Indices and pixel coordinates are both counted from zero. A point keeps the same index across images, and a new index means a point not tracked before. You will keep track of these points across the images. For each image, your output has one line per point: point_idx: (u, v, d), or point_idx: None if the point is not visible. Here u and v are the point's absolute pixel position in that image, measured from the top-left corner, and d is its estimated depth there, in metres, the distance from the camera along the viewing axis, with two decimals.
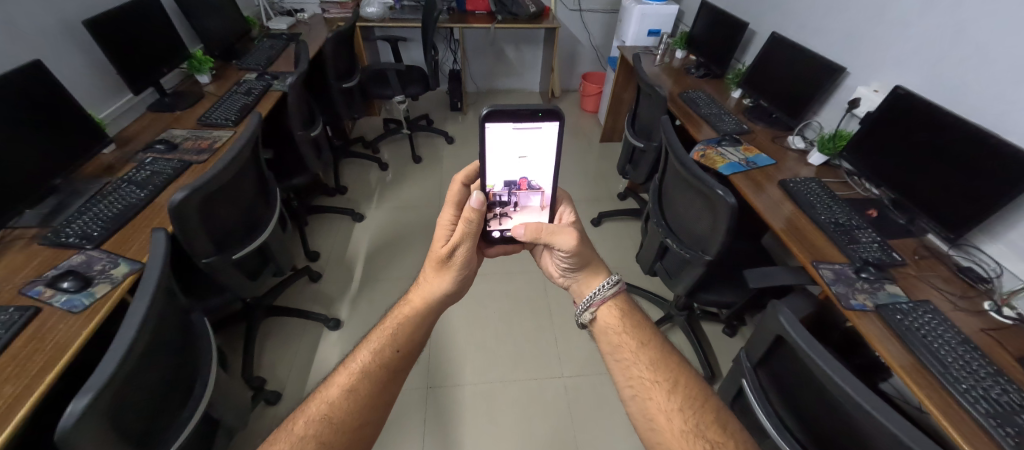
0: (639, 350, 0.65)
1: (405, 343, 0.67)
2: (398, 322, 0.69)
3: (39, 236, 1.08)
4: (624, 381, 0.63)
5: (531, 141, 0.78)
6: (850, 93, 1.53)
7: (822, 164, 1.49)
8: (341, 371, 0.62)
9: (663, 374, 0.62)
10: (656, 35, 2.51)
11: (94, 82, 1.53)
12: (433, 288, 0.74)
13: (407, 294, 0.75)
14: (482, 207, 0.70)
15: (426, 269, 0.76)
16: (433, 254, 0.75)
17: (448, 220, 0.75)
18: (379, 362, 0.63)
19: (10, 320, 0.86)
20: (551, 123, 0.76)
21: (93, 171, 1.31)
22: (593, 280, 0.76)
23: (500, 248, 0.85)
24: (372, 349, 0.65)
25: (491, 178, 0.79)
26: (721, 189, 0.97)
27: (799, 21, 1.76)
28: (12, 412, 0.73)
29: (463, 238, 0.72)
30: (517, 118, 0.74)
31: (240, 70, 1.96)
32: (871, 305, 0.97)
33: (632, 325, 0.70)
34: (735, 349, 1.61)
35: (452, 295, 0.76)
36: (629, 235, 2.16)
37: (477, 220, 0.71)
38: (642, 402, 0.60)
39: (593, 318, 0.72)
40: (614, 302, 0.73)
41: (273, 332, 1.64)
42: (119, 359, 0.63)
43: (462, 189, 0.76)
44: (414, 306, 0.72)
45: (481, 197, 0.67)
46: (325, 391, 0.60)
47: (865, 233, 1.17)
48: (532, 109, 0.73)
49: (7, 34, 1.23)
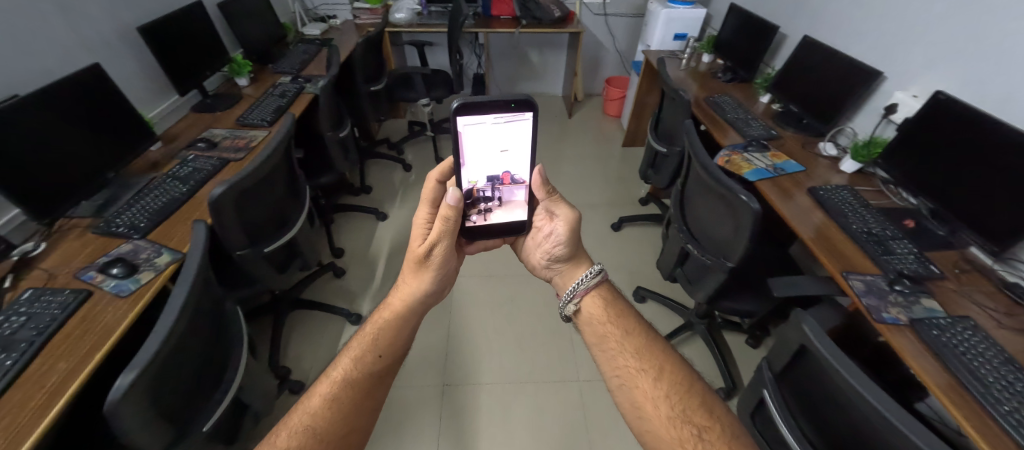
0: (624, 339, 0.66)
1: (387, 348, 0.68)
2: (378, 327, 0.71)
3: (92, 226, 1.17)
4: (611, 371, 0.64)
5: (511, 135, 0.77)
6: (887, 98, 1.47)
7: (855, 171, 1.43)
8: (323, 379, 0.64)
9: (649, 362, 0.62)
10: (683, 39, 2.48)
11: (145, 84, 1.64)
12: (412, 288, 0.75)
13: (387, 297, 0.76)
14: (459, 205, 0.71)
15: (404, 270, 0.77)
16: (411, 253, 0.76)
17: (423, 218, 0.77)
18: (362, 368, 0.65)
19: (66, 301, 0.94)
20: (526, 114, 0.75)
21: (141, 167, 1.40)
22: (576, 271, 0.81)
23: (480, 244, 0.88)
24: (354, 355, 0.66)
25: (473, 174, 0.78)
26: (745, 194, 0.95)
27: (834, 24, 1.70)
28: (66, 385, 0.80)
29: (440, 237, 0.74)
30: (491, 110, 0.73)
31: (274, 74, 2.06)
32: (905, 320, 0.92)
33: (616, 314, 0.71)
34: (758, 361, 1.56)
35: (433, 295, 0.78)
36: (650, 241, 2.13)
37: (455, 218, 0.73)
38: (629, 391, 0.60)
39: (577, 309, 0.72)
40: (597, 292, 0.74)
41: (298, 325, 1.71)
42: (160, 341, 0.68)
43: (436, 186, 0.76)
44: (393, 309, 0.73)
45: (457, 193, 0.69)
46: (307, 401, 0.61)
47: (900, 244, 1.12)
48: (505, 99, 0.72)
49: (70, 39, 1.35)
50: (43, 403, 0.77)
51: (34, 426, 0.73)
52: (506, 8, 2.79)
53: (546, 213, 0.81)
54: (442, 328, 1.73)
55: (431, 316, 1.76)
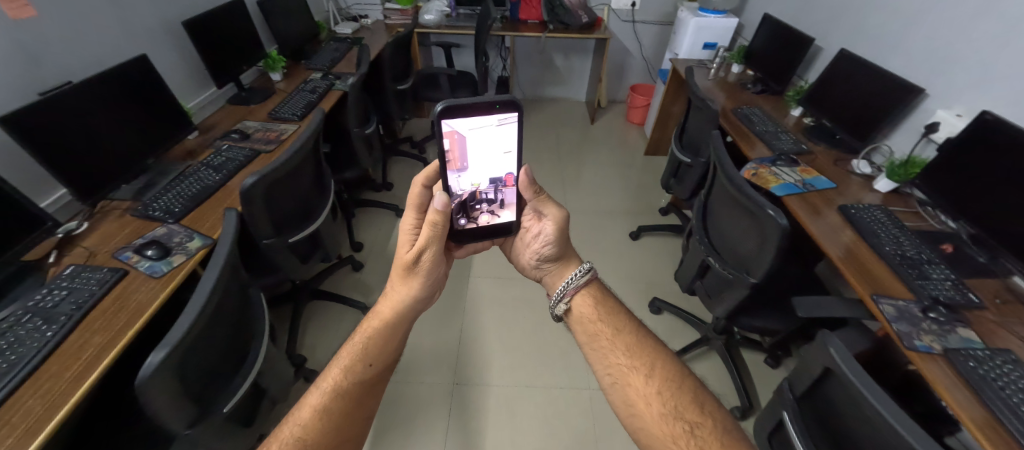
0: (615, 337, 0.66)
1: (378, 357, 0.67)
2: (368, 336, 0.69)
3: (131, 209, 1.23)
4: (603, 369, 0.64)
5: (503, 137, 0.77)
6: (929, 116, 1.41)
7: (890, 191, 1.38)
8: (312, 390, 0.63)
9: (640, 359, 0.63)
10: (712, 48, 2.45)
11: (186, 76, 1.72)
12: (401, 294, 0.73)
13: (376, 305, 0.74)
14: (447, 209, 0.72)
15: (392, 276, 0.75)
16: (399, 259, 0.74)
17: (410, 224, 0.76)
18: (352, 378, 0.64)
19: (105, 278, 0.99)
20: (510, 114, 0.75)
21: (178, 155, 1.47)
22: (566, 270, 0.80)
23: (469, 247, 0.88)
24: (343, 365, 0.65)
25: (475, 176, 0.79)
26: (772, 209, 0.93)
27: (874, 38, 1.65)
28: (100, 358, 0.84)
29: (430, 242, 0.73)
30: (476, 113, 0.73)
31: (307, 70, 2.12)
32: (939, 348, 0.88)
33: (607, 313, 0.70)
34: (777, 381, 1.51)
35: (423, 300, 0.76)
36: (669, 252, 2.10)
37: (442, 222, 0.73)
38: (622, 389, 0.61)
39: (568, 309, 0.73)
40: (588, 290, 0.74)
41: (315, 315, 1.75)
42: (190, 322, 0.71)
43: (422, 191, 0.75)
44: (383, 317, 0.72)
45: (445, 198, 0.70)
46: (297, 413, 0.60)
47: (937, 269, 1.07)
48: (488, 101, 0.72)
49: (121, 32, 1.43)
50: (79, 374, 0.81)
51: (68, 396, 0.77)
52: (534, 12, 2.80)
53: (535, 213, 0.81)
54: (455, 327, 1.74)
55: (445, 315, 1.78)
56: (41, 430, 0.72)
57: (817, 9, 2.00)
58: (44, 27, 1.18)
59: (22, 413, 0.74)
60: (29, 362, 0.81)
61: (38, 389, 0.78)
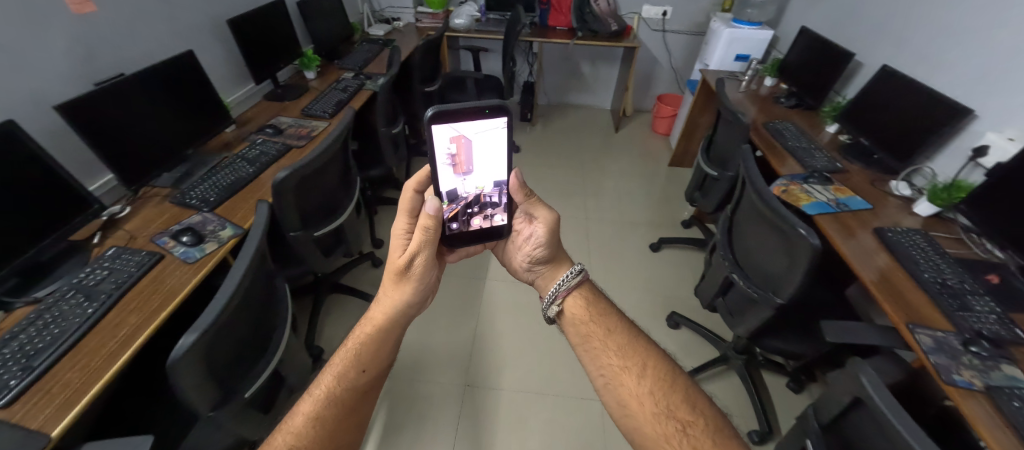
0: (607, 338, 0.66)
1: (371, 363, 0.67)
2: (359, 342, 0.69)
3: (170, 196, 1.29)
4: (595, 369, 0.64)
5: (495, 141, 0.78)
6: (977, 139, 1.34)
7: (931, 215, 1.31)
8: (305, 398, 0.64)
9: (632, 359, 0.63)
10: (745, 60, 2.40)
11: (228, 71, 1.80)
12: (393, 300, 0.72)
13: (369, 311, 0.74)
14: (439, 214, 0.71)
15: (385, 282, 0.74)
16: (393, 264, 0.73)
17: (402, 229, 0.75)
18: (345, 384, 0.65)
19: (143, 261, 1.04)
20: (499, 118, 0.76)
21: (216, 146, 1.54)
22: (557, 272, 0.81)
23: (461, 251, 0.88)
24: (337, 372, 0.66)
25: (479, 179, 0.80)
26: (803, 228, 0.90)
27: (919, 55, 1.58)
28: (135, 337, 0.89)
29: (422, 247, 0.72)
30: (465, 118, 0.74)
31: (339, 69, 2.19)
32: (981, 385, 0.83)
33: (598, 312, 0.71)
34: (800, 407, 1.45)
35: (416, 305, 0.75)
36: (690, 266, 2.05)
37: (435, 227, 0.72)
38: (615, 389, 0.61)
39: (560, 311, 0.72)
40: (579, 292, 0.74)
41: (335, 308, 1.79)
42: (220, 308, 0.74)
43: (414, 196, 0.74)
44: (376, 323, 0.71)
45: (436, 204, 0.69)
46: (290, 421, 0.62)
47: (980, 301, 1.01)
48: (477, 106, 0.73)
49: (171, 28, 1.51)
50: (116, 350, 0.86)
51: (104, 371, 0.82)
52: (563, 19, 2.81)
53: (526, 217, 0.83)
54: (469, 328, 1.75)
55: (460, 316, 1.80)
56: (78, 401, 0.76)
57: (858, 23, 1.93)
58: (103, 22, 1.26)
59: (61, 385, 0.79)
60: (71, 336, 0.86)
61: (76, 362, 0.83)
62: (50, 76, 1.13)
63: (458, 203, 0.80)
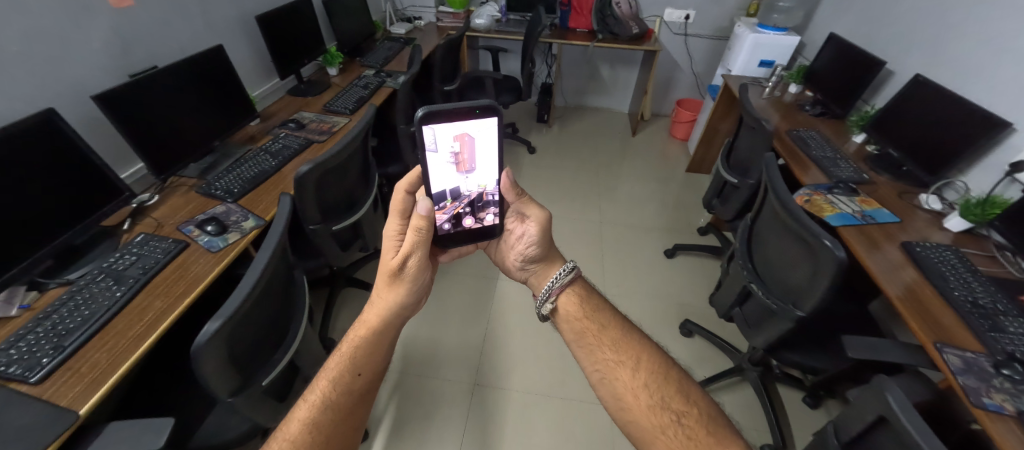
0: (601, 333, 0.65)
1: (366, 366, 0.67)
2: (354, 345, 0.69)
3: (196, 186, 1.32)
4: (591, 365, 0.63)
5: (486, 140, 0.78)
6: (1014, 154, 1.29)
7: (963, 231, 1.27)
8: (300, 404, 0.64)
9: (626, 353, 0.62)
10: (769, 66, 2.36)
11: (254, 66, 1.84)
12: (385, 303, 0.73)
13: (362, 313, 0.73)
14: (432, 215, 0.72)
15: (378, 284, 0.75)
16: (384, 266, 0.74)
17: (394, 230, 0.76)
18: (340, 389, 0.65)
19: (169, 248, 1.07)
20: (489, 119, 0.77)
21: (241, 139, 1.58)
22: (550, 271, 0.80)
23: (453, 252, 0.88)
24: (331, 377, 0.66)
25: (481, 178, 0.81)
26: (829, 239, 0.88)
27: (955, 65, 1.53)
28: (160, 321, 0.91)
29: (414, 248, 0.73)
30: (456, 119, 0.75)
31: (361, 67, 2.22)
32: (1011, 409, 0.80)
33: (591, 309, 0.70)
34: (816, 423, 1.42)
35: (409, 308, 0.76)
36: (705, 274, 2.02)
37: (427, 228, 0.73)
38: (610, 384, 0.60)
39: (554, 308, 0.71)
40: (573, 289, 0.73)
41: (349, 301, 1.82)
42: (243, 297, 0.76)
43: (405, 196, 0.75)
44: (369, 326, 0.71)
45: (429, 204, 0.70)
46: (285, 428, 0.61)
47: (1013, 322, 0.97)
48: (468, 106, 0.74)
49: (204, 24, 1.56)
50: (141, 334, 0.88)
51: (129, 354, 0.84)
52: (584, 21, 2.81)
53: (517, 215, 0.82)
54: (479, 327, 1.76)
55: (471, 315, 1.81)
56: (105, 382, 0.79)
57: (890, 31, 1.88)
58: (140, 16, 1.31)
59: (89, 365, 0.82)
60: (100, 317, 0.89)
61: (104, 344, 0.86)
62: (89, 67, 1.17)
63: (460, 202, 0.82)
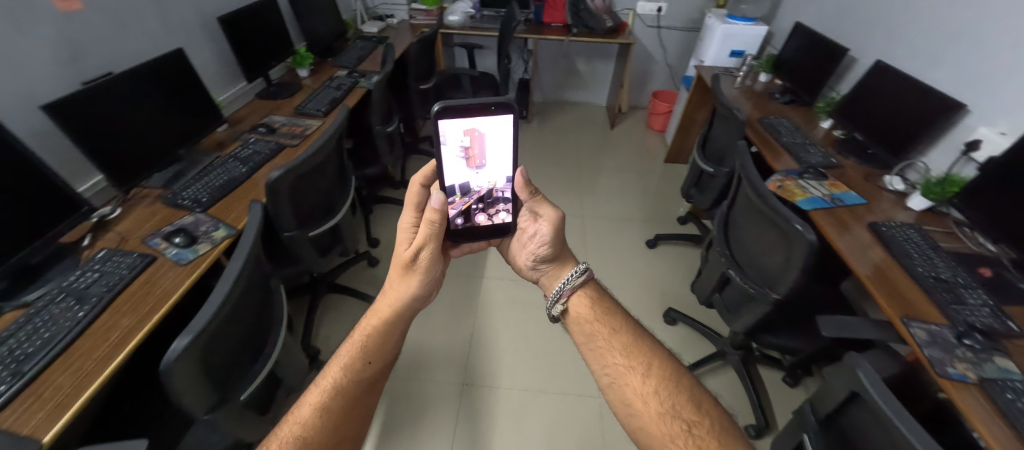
0: (611, 337, 0.65)
1: (376, 355, 0.66)
2: (365, 334, 0.68)
3: (161, 197, 1.27)
4: (600, 369, 0.63)
5: (499, 136, 0.78)
6: (969, 134, 1.35)
7: (924, 210, 1.32)
8: (311, 388, 0.62)
9: (637, 358, 0.62)
10: (739, 56, 2.41)
11: (219, 70, 1.77)
12: (398, 294, 0.72)
13: (374, 302, 0.73)
14: (445, 208, 0.71)
15: (391, 275, 0.74)
16: (398, 258, 0.73)
17: (408, 223, 0.75)
18: (351, 376, 0.63)
19: (134, 263, 1.03)
20: (504, 116, 0.77)
21: (208, 146, 1.52)
22: (562, 271, 0.78)
23: (465, 247, 0.87)
24: (343, 364, 0.64)
25: (492, 174, 0.81)
26: (800, 223, 0.90)
27: (913, 51, 1.59)
28: (127, 341, 0.87)
29: (427, 240, 0.72)
30: (471, 114, 0.75)
31: (333, 67, 2.17)
32: (974, 377, 0.84)
33: (603, 312, 0.70)
34: (796, 401, 1.47)
35: (421, 299, 0.75)
36: (686, 262, 2.06)
37: (440, 221, 0.72)
38: (620, 388, 0.60)
39: (564, 309, 0.72)
40: (584, 291, 0.73)
41: (331, 308, 1.78)
42: (215, 309, 0.73)
43: (421, 190, 0.74)
44: (381, 315, 0.70)
45: (442, 197, 0.69)
46: (296, 412, 0.59)
47: (973, 294, 1.02)
48: (484, 102, 0.74)
49: (162, 27, 1.49)
50: (106, 355, 0.84)
51: (94, 377, 0.80)
52: (558, 15, 2.81)
53: (530, 214, 0.81)
54: (466, 327, 1.74)
55: (455, 315, 1.79)
56: (71, 407, 0.75)
57: (853, 19, 1.94)
58: (90, 19, 1.24)
59: (52, 390, 0.77)
60: (62, 339, 0.84)
61: (69, 366, 0.82)
62: (37, 75, 1.11)
63: (470, 197, 0.81)
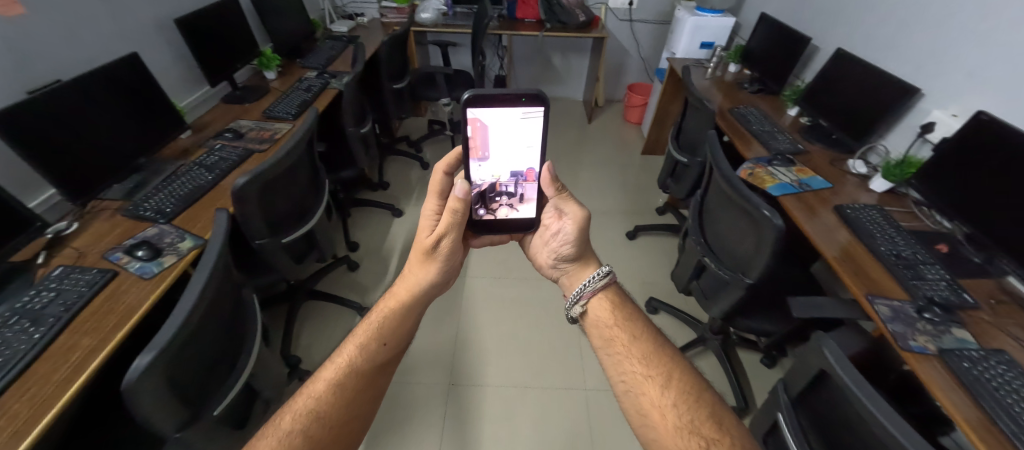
0: (631, 344, 0.63)
1: (391, 337, 0.65)
2: (382, 316, 0.68)
3: (122, 209, 1.21)
4: (617, 376, 0.61)
5: (524, 129, 0.76)
6: (924, 117, 1.42)
7: (885, 191, 1.38)
8: (328, 365, 0.61)
9: (657, 368, 0.60)
10: (709, 47, 2.45)
11: (179, 75, 1.71)
12: (418, 279, 0.72)
13: (393, 286, 0.73)
14: (467, 197, 0.70)
15: (411, 260, 0.74)
16: (418, 245, 0.73)
17: (431, 210, 0.74)
18: (365, 357, 0.62)
19: (94, 280, 0.98)
20: (535, 109, 0.75)
21: (172, 154, 1.46)
22: (583, 272, 0.77)
23: (485, 239, 0.86)
24: (358, 343, 0.63)
25: (495, 168, 0.79)
26: (767, 209, 0.93)
27: (871, 38, 1.65)
28: (88, 361, 0.83)
29: (449, 229, 0.71)
30: (503, 103, 0.74)
31: (302, 68, 2.11)
32: (934, 349, 0.88)
33: (624, 318, 0.68)
34: (773, 381, 1.52)
35: (439, 286, 0.74)
36: (664, 252, 2.10)
37: (463, 210, 0.72)
38: (636, 397, 0.58)
39: (583, 311, 0.70)
40: (605, 295, 0.72)
41: (311, 315, 1.74)
42: (180, 323, 0.70)
43: (444, 178, 0.72)
44: (398, 297, 0.70)
45: (465, 186, 0.68)
46: (312, 385, 0.59)
47: (932, 270, 1.07)
48: (515, 93, 0.73)
49: (114, 31, 1.42)
50: (67, 378, 0.80)
51: (54, 401, 0.76)
52: (531, 11, 2.80)
53: (554, 211, 0.79)
54: (451, 327, 1.73)
55: (437, 316, 1.77)
56: (29, 434, 0.71)
57: (814, 9, 2.00)
58: (34, 24, 1.16)
59: (8, 418, 0.73)
60: (16, 364, 0.80)
61: (25, 392, 0.77)
62: None
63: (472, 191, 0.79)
